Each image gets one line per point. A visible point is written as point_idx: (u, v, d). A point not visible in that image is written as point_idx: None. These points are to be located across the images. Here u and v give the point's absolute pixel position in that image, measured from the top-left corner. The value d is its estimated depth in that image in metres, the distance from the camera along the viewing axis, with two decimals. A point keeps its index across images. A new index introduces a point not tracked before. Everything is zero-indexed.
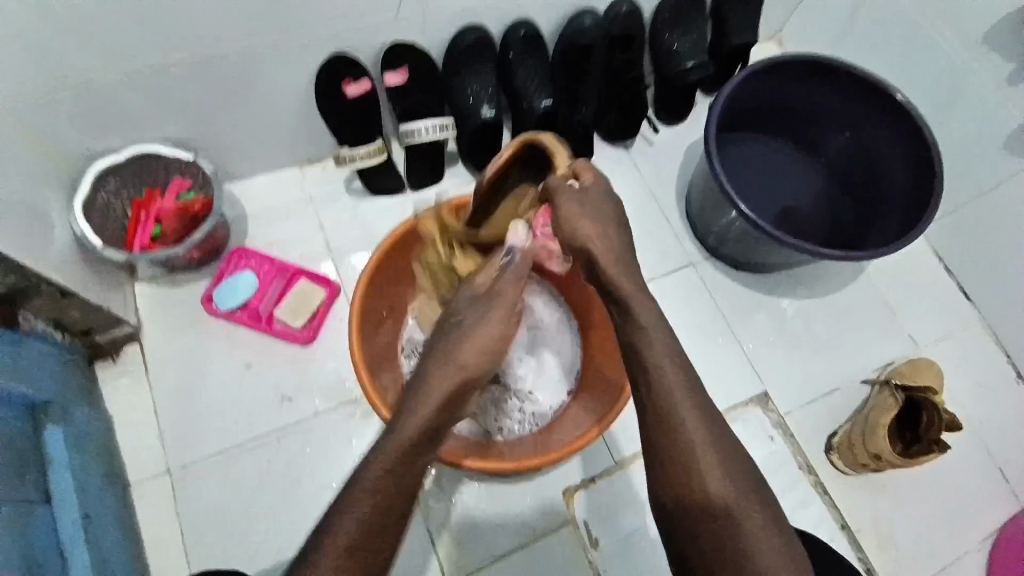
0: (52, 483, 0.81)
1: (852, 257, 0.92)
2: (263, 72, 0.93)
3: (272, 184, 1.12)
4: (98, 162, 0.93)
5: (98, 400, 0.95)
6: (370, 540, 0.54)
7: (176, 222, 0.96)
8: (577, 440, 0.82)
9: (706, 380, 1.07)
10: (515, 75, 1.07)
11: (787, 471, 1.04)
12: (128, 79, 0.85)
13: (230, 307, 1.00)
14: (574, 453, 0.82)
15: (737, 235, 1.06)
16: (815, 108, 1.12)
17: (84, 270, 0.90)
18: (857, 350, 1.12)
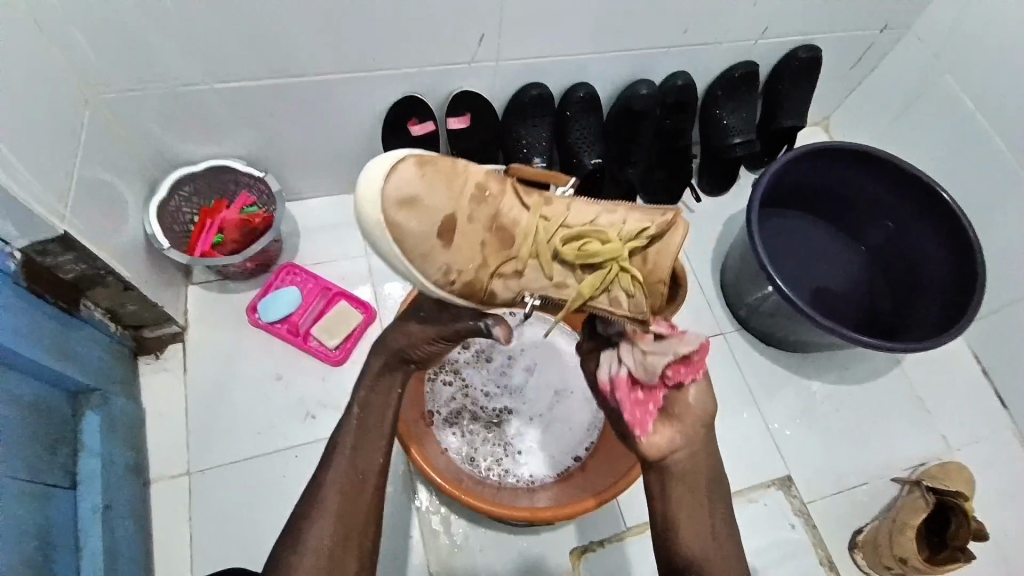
0: (81, 467, 0.84)
1: (889, 346, 0.91)
2: (339, 106, 1.01)
3: (327, 208, 1.18)
4: (180, 169, 1.01)
5: (136, 392, 0.99)
6: (347, 526, 0.60)
7: (238, 232, 1.03)
8: (567, 510, 0.80)
9: (727, 452, 1.05)
10: (570, 132, 1.13)
11: (804, 561, 1.00)
12: (219, 99, 0.93)
13: (272, 319, 1.04)
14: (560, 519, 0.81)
15: (771, 309, 1.06)
16: (856, 198, 1.14)
17: (146, 267, 0.96)
18: (886, 444, 1.09)
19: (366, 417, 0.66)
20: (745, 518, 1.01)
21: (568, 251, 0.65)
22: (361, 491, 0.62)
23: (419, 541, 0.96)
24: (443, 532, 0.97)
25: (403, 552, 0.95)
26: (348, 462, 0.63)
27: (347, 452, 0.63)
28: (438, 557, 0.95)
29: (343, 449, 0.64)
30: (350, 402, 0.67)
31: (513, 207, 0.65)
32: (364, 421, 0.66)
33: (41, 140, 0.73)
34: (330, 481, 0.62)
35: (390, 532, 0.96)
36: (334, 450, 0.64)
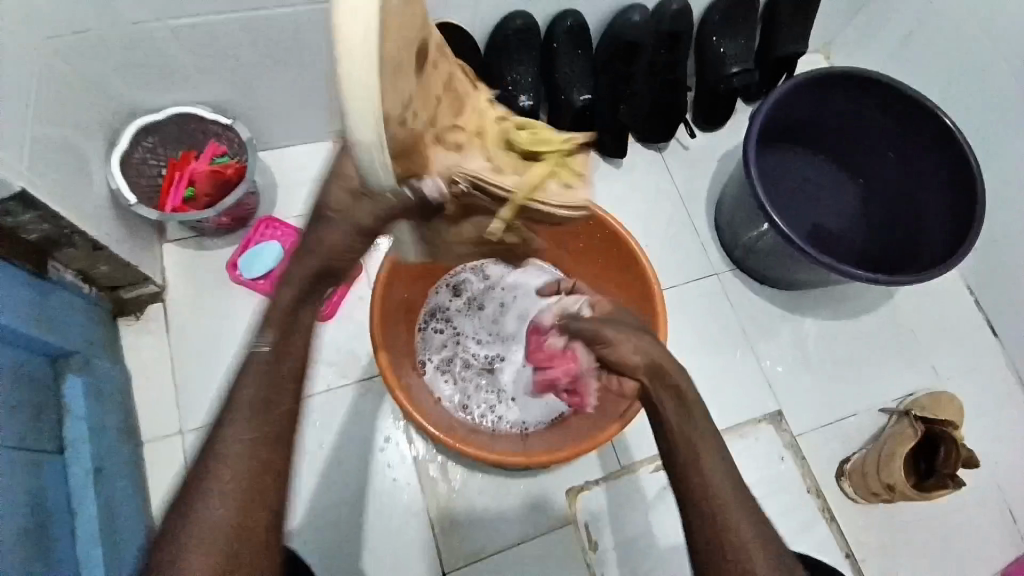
0: (68, 431, 0.82)
1: (885, 281, 0.90)
2: (308, 44, 0.93)
3: (304, 158, 1.12)
4: (139, 119, 0.94)
5: (119, 354, 0.96)
6: (262, 475, 0.53)
7: (209, 184, 0.97)
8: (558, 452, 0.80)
9: (721, 391, 1.06)
10: (557, 66, 1.07)
11: (793, 491, 1.03)
12: (176, 39, 0.85)
13: (253, 275, 1.01)
14: (552, 461, 0.81)
15: (766, 248, 1.04)
16: (858, 129, 1.10)
17: (117, 225, 0.91)
18: (877, 378, 1.10)
19: (280, 352, 0.55)
20: (737, 452, 1.03)
21: (511, 161, 0.60)
22: (281, 434, 0.54)
23: (418, 487, 0.97)
24: (440, 478, 0.98)
25: (403, 500, 0.96)
26: (258, 402, 0.54)
27: (252, 391, 0.54)
28: (438, 501, 0.97)
29: (251, 386, 0.54)
30: (255, 336, 0.55)
31: (450, 114, 0.56)
32: (278, 364, 0.55)
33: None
34: (236, 422, 0.53)
35: (389, 481, 0.97)
36: (239, 387, 0.54)
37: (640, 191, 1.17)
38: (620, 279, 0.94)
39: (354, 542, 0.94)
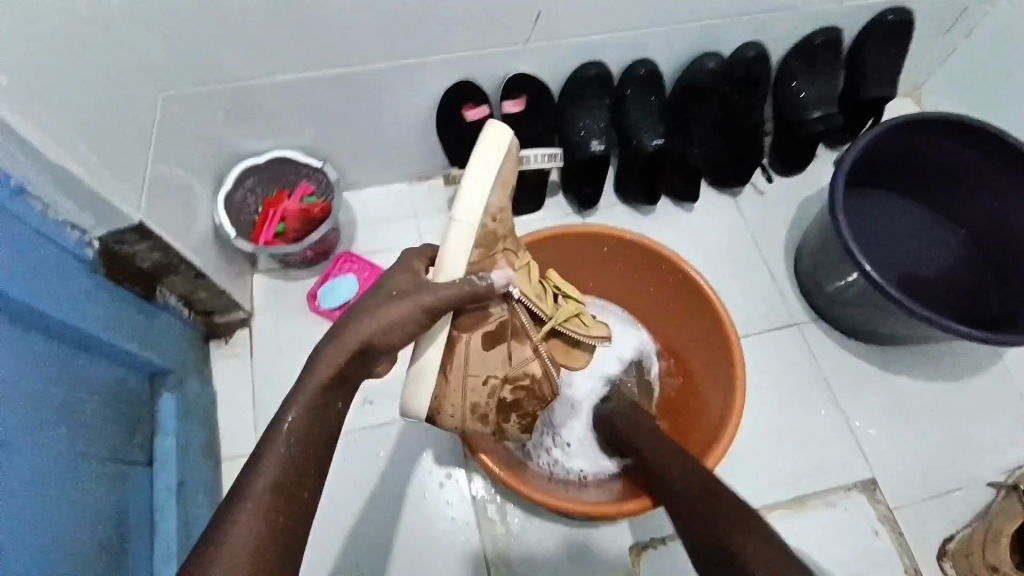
0: (157, 448, 0.89)
1: (995, 340, 0.81)
2: (393, 93, 1.00)
3: (384, 197, 1.19)
4: (245, 160, 1.04)
5: (207, 375, 1.04)
6: (269, 563, 0.50)
7: (298, 222, 1.05)
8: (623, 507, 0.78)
9: (801, 451, 0.98)
10: (629, 111, 1.07)
11: (889, 572, 0.92)
12: (279, 91, 0.95)
13: (331, 305, 1.07)
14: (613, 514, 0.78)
15: (854, 298, 0.97)
16: (956, 174, 1.02)
17: (215, 257, 1.00)
18: (987, 449, 0.98)
19: (305, 433, 0.55)
20: (822, 521, 0.94)
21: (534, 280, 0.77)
22: (291, 523, 0.52)
23: (476, 529, 0.95)
24: (499, 520, 0.96)
25: (461, 541, 0.95)
26: (273, 483, 0.53)
27: (273, 472, 0.53)
28: (495, 546, 0.94)
29: (272, 467, 0.53)
30: (280, 415, 0.56)
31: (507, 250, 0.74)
32: (303, 447, 0.55)
33: (124, 140, 0.77)
34: (246, 508, 0.51)
35: (447, 519, 0.96)
36: (260, 464, 0.53)
37: (713, 235, 1.15)
38: (692, 330, 0.92)
39: None
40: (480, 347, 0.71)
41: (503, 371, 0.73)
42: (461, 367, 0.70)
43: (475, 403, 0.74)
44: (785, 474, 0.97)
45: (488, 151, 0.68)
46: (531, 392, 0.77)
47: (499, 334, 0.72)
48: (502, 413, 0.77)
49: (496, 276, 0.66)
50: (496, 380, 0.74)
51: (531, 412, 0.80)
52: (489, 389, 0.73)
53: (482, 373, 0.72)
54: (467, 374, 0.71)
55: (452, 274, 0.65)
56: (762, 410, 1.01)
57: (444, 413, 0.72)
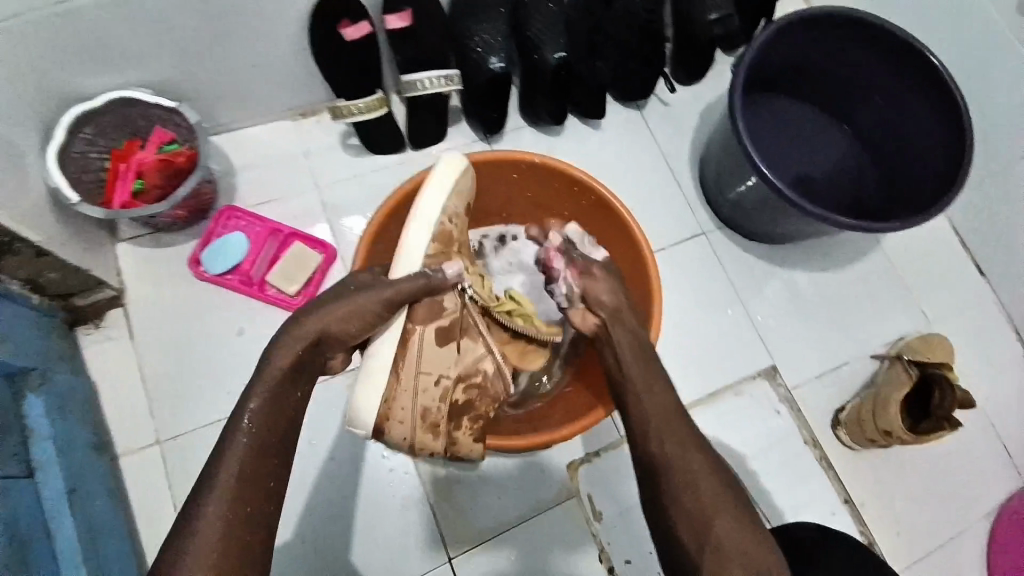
0: (34, 452, 0.77)
1: (878, 228, 0.87)
2: (255, 10, 0.85)
3: (262, 138, 1.04)
4: (76, 107, 0.85)
5: (81, 365, 0.90)
6: (237, 546, 0.52)
7: (158, 175, 0.89)
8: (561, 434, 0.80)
9: (715, 351, 1.05)
10: (529, 22, 0.99)
11: (792, 445, 1.03)
12: (107, 12, 0.77)
13: (220, 270, 0.94)
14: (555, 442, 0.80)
15: (754, 203, 1.01)
16: (843, 72, 1.06)
17: (60, 227, 0.83)
18: (868, 326, 1.09)
19: (265, 423, 0.57)
20: (735, 411, 1.03)
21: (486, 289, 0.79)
22: (257, 509, 0.54)
23: (416, 476, 0.94)
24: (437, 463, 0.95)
25: (401, 490, 0.93)
26: (238, 471, 0.54)
27: (241, 460, 0.54)
28: (437, 489, 0.94)
29: (235, 456, 0.54)
30: (240, 407, 0.57)
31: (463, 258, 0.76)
32: (264, 436, 0.56)
33: None
34: (213, 498, 0.52)
35: (384, 472, 0.93)
36: (222, 456, 0.55)
37: (623, 152, 1.13)
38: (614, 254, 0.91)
39: (354, 535, 0.91)
40: (434, 343, 0.69)
41: (455, 370, 0.71)
42: (412, 363, 0.67)
43: (427, 407, 0.70)
44: (703, 375, 1.03)
45: (446, 165, 0.73)
46: (485, 392, 0.74)
47: (453, 331, 0.70)
48: (453, 418, 0.73)
49: (450, 267, 0.68)
50: (449, 382, 0.71)
51: (484, 414, 0.75)
52: (442, 389, 0.70)
53: (435, 371, 0.69)
54: (418, 372, 0.68)
55: (407, 268, 0.67)
56: (679, 318, 1.05)
57: (394, 420, 0.68)
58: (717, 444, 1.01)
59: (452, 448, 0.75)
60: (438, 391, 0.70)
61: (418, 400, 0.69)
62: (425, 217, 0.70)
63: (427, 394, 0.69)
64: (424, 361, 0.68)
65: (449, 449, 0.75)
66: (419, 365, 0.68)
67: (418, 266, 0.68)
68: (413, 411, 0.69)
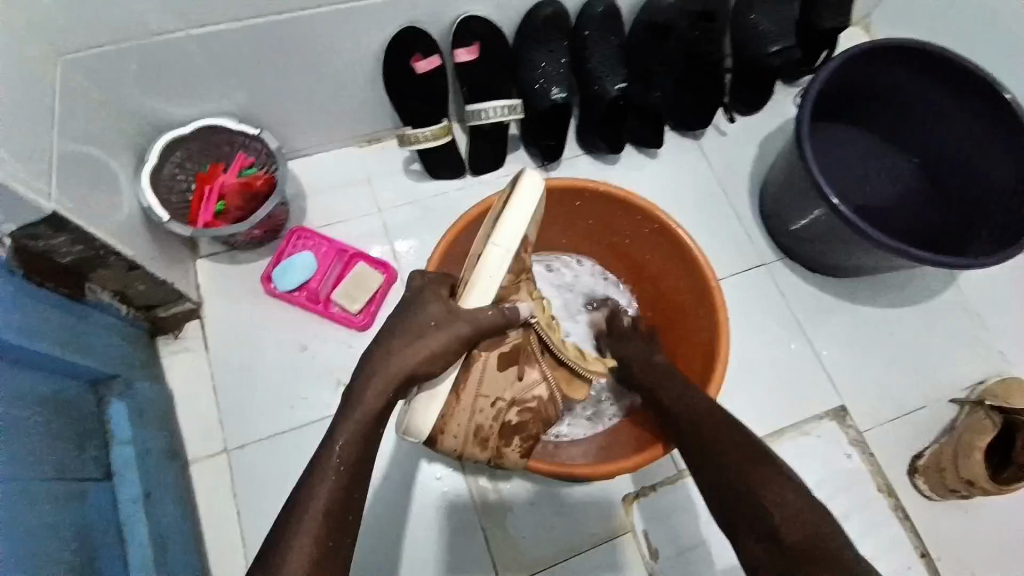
0: (113, 457, 0.81)
1: (957, 264, 0.83)
2: (332, 46, 0.91)
3: (332, 164, 1.09)
4: (167, 133, 0.93)
5: (159, 373, 0.95)
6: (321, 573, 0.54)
7: (238, 198, 0.94)
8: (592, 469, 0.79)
9: (777, 385, 1.01)
10: (589, 54, 1.03)
11: (861, 490, 0.97)
12: (201, 48, 0.84)
13: (290, 287, 0.98)
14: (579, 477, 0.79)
15: (818, 236, 0.99)
16: (912, 103, 1.03)
17: (149, 243, 0.89)
18: (943, 366, 1.04)
19: (353, 461, 0.58)
20: (798, 450, 0.98)
21: (548, 315, 0.78)
22: (338, 544, 0.56)
23: (467, 498, 0.94)
24: (490, 487, 0.95)
25: (455, 513, 0.93)
26: (328, 502, 0.56)
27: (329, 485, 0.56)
28: (491, 515, 0.94)
29: (322, 495, 0.56)
30: (329, 440, 0.59)
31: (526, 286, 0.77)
32: (351, 472, 0.58)
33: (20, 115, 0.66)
34: (304, 522, 0.55)
35: (439, 494, 0.94)
36: (313, 488, 0.56)
37: (681, 181, 1.13)
38: (673, 279, 0.91)
39: (408, 557, 0.91)
40: (494, 370, 0.72)
41: (510, 393, 0.74)
42: (473, 387, 0.72)
43: (479, 424, 0.74)
44: (764, 410, 1.00)
45: (527, 189, 0.73)
46: (536, 417, 0.77)
47: (515, 357, 0.74)
48: (504, 437, 0.76)
49: (521, 306, 0.69)
50: (504, 402, 0.75)
51: (533, 436, 0.78)
52: (495, 410, 0.74)
53: (492, 394, 0.73)
54: (477, 394, 0.72)
55: (480, 300, 0.67)
56: (739, 351, 1.03)
57: (448, 433, 0.73)
58: None
59: (497, 461, 0.79)
60: (488, 410, 0.74)
61: (469, 415, 0.73)
62: (510, 234, 0.72)
63: (472, 410, 0.73)
64: (477, 386, 0.72)
65: (495, 462, 0.79)
66: (477, 385, 0.72)
67: (491, 302, 0.68)
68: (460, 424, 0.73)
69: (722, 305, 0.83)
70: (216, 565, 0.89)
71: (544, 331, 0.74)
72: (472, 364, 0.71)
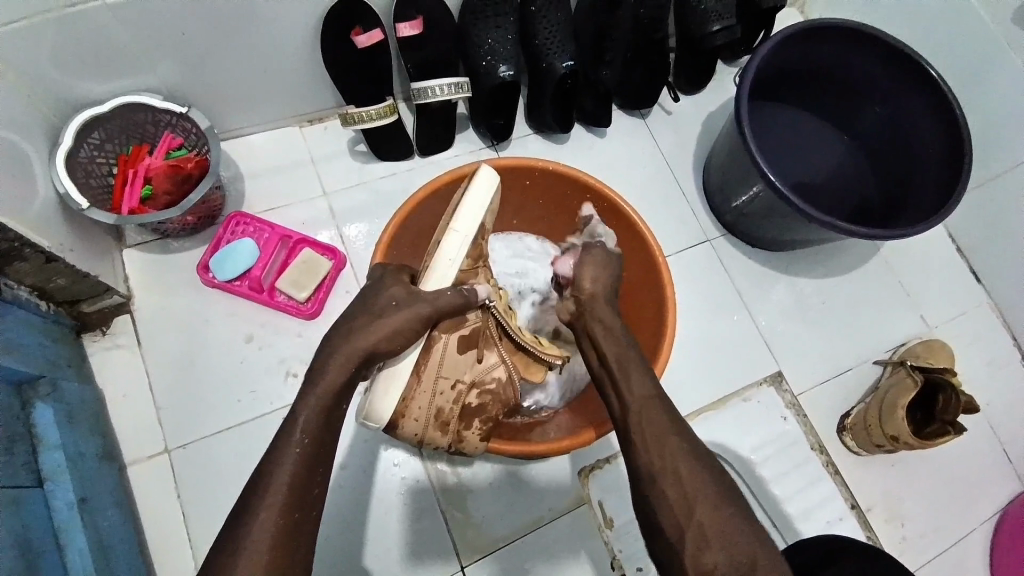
0: (43, 462, 0.76)
1: (884, 235, 0.89)
2: (266, 19, 0.86)
3: (270, 145, 1.04)
4: (81, 113, 0.84)
5: (88, 373, 0.89)
6: (286, 553, 0.52)
7: (166, 181, 0.88)
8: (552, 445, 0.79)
9: (723, 356, 1.06)
10: (537, 31, 1.01)
11: (799, 449, 1.04)
12: (120, 19, 0.77)
13: (230, 277, 0.93)
14: (541, 455, 0.79)
15: (759, 211, 1.03)
16: (844, 80, 1.08)
17: (69, 233, 0.82)
18: (870, 331, 1.11)
19: (314, 440, 0.57)
20: (743, 415, 1.04)
21: (505, 303, 0.79)
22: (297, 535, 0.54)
23: (427, 483, 0.94)
24: (448, 469, 0.95)
25: (414, 497, 0.93)
26: (289, 488, 0.54)
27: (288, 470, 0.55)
28: (450, 497, 0.94)
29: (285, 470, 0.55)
30: (290, 418, 0.58)
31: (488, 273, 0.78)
32: (314, 453, 0.57)
33: None
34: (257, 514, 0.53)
35: (396, 479, 0.93)
36: (277, 464, 0.55)
37: (629, 160, 1.14)
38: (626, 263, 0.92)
39: (368, 544, 0.90)
40: (454, 351, 0.73)
41: (470, 375, 0.74)
42: (434, 367, 0.72)
43: (439, 407, 0.74)
44: (710, 380, 1.04)
45: (483, 181, 0.77)
46: (497, 399, 0.77)
47: (474, 340, 0.75)
48: (464, 419, 0.75)
49: (480, 288, 0.72)
50: (464, 385, 0.74)
51: (494, 418, 0.77)
52: (456, 393, 0.74)
53: (452, 376, 0.73)
54: (438, 376, 0.73)
55: (440, 281, 0.71)
56: (686, 325, 1.06)
57: (409, 417, 0.72)
58: (727, 451, 1.02)
59: (458, 445, 0.77)
60: (448, 391, 0.73)
61: (429, 396, 0.72)
62: (469, 219, 0.75)
63: (433, 391, 0.73)
64: (438, 366, 0.72)
65: (456, 446, 0.78)
66: (437, 364, 0.73)
67: (449, 284, 0.72)
68: (420, 407, 0.72)
69: (669, 283, 0.85)
70: (164, 567, 0.85)
71: (502, 316, 0.76)
72: (433, 340, 0.72)
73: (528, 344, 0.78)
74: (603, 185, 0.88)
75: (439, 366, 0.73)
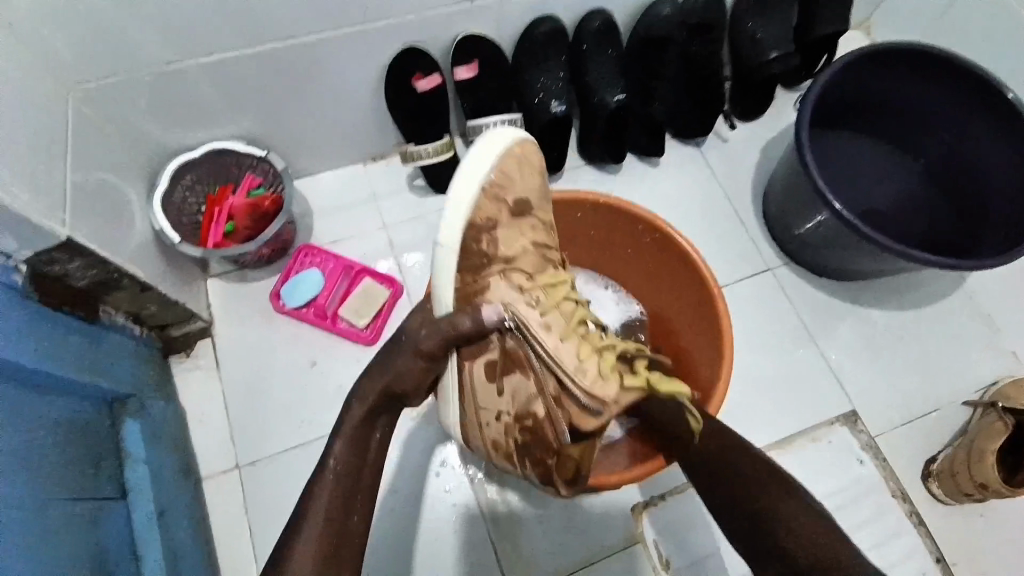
0: (128, 476, 0.83)
1: (964, 266, 0.83)
2: (335, 70, 0.93)
3: (337, 182, 1.12)
4: (178, 157, 0.95)
5: (172, 392, 0.97)
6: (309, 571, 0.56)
7: (248, 218, 0.97)
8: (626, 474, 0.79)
9: (786, 393, 1.00)
10: (588, 68, 1.03)
11: (874, 495, 0.96)
12: (210, 77, 0.87)
13: (299, 304, 1.00)
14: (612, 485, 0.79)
15: (823, 240, 0.98)
16: (915, 103, 1.03)
17: (162, 265, 0.92)
18: (954, 368, 1.02)
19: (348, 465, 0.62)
20: (809, 456, 0.97)
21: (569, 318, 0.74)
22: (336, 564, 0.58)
23: (477, 510, 0.94)
24: (498, 498, 0.95)
25: (465, 525, 0.94)
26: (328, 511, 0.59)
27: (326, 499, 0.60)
28: (501, 528, 0.94)
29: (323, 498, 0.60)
30: (327, 449, 0.63)
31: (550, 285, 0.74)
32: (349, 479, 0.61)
33: (42, 153, 0.69)
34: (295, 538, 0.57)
35: (448, 506, 0.94)
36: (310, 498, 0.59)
37: (684, 189, 1.13)
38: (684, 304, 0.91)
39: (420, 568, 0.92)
40: (484, 379, 0.70)
41: (510, 406, 0.70)
42: (470, 396, 0.71)
43: (494, 437, 0.73)
44: (774, 417, 0.99)
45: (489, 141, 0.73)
46: (540, 437, 0.71)
47: (507, 366, 0.69)
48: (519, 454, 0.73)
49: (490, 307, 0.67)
50: (509, 413, 0.71)
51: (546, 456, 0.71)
52: (501, 424, 0.72)
53: (491, 406, 0.71)
54: (479, 407, 0.71)
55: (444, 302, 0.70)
56: (746, 358, 1.02)
57: (471, 434, 0.74)
58: None
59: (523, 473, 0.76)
60: (497, 418, 0.71)
61: (487, 428, 0.72)
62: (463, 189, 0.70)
63: (490, 418, 0.72)
64: (480, 397, 0.70)
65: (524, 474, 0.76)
66: (476, 391, 0.70)
67: (452, 301, 0.69)
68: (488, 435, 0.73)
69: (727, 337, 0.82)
70: None
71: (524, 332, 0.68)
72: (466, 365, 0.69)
73: (585, 376, 0.70)
74: (669, 226, 0.87)
75: (480, 396, 0.70)
